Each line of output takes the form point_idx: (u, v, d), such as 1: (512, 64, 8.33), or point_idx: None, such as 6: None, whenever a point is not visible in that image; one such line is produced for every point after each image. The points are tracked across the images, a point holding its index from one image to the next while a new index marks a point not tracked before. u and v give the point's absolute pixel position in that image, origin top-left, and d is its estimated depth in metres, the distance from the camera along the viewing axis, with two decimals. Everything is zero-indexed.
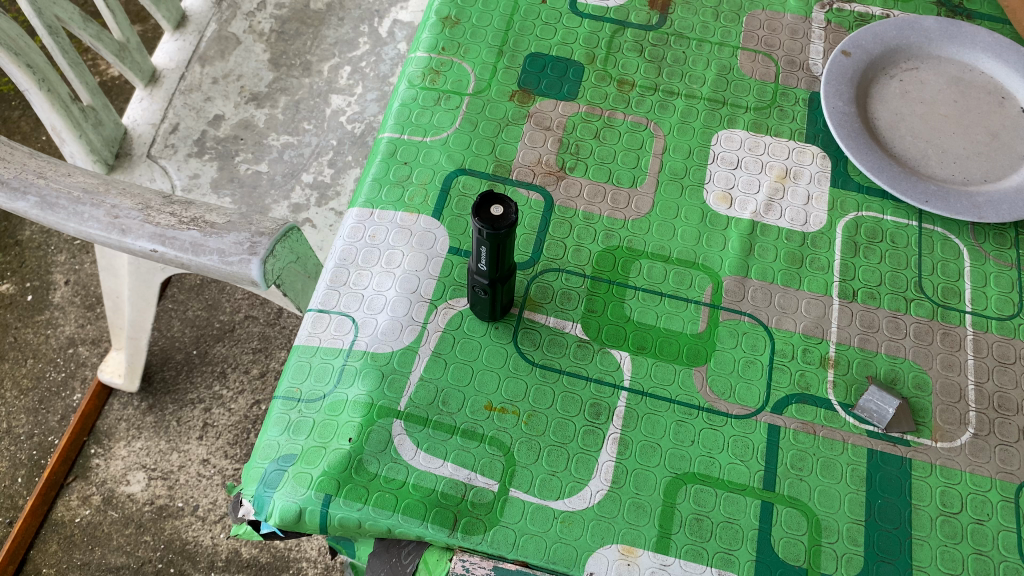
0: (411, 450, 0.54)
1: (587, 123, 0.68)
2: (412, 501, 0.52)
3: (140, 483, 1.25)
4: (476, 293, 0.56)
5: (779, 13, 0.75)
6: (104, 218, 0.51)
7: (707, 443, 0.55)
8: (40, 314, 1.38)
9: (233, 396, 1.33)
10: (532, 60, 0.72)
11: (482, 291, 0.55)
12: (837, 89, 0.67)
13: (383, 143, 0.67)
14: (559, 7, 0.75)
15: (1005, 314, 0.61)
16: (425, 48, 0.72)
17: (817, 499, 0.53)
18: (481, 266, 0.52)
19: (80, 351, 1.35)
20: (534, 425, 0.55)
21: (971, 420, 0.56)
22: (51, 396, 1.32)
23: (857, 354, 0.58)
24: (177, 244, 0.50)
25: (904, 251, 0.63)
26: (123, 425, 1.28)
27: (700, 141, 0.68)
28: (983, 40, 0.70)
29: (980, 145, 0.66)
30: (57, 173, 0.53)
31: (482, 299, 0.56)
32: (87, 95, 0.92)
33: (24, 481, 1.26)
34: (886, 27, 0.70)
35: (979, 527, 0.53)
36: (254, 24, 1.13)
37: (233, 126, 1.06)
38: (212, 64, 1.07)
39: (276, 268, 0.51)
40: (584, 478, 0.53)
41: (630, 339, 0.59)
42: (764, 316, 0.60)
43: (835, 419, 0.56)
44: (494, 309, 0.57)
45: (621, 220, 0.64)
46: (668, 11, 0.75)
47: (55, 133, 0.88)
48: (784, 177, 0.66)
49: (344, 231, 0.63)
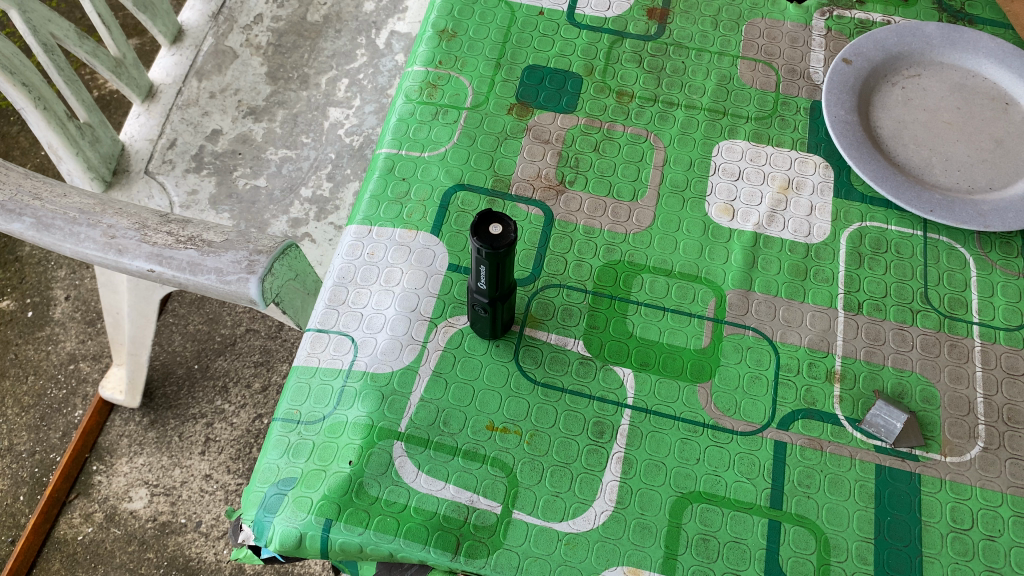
0: (412, 472, 0.53)
1: (586, 136, 0.68)
2: (414, 525, 0.51)
3: (142, 499, 1.24)
4: (476, 311, 0.55)
5: (778, 21, 0.75)
6: (101, 238, 0.50)
7: (712, 460, 0.54)
8: (41, 330, 1.38)
9: (235, 410, 1.32)
10: (530, 72, 0.71)
11: (482, 309, 0.54)
12: (839, 97, 0.66)
13: (381, 158, 0.66)
14: (556, 18, 0.74)
15: (1014, 325, 0.60)
16: (422, 62, 0.72)
17: (825, 517, 0.52)
18: (481, 284, 0.51)
19: (81, 367, 1.34)
20: (536, 445, 0.54)
21: (981, 433, 0.55)
22: (52, 413, 1.31)
23: (864, 367, 0.58)
24: (174, 264, 0.50)
25: (910, 262, 0.62)
26: (124, 441, 1.27)
27: (701, 152, 0.67)
28: (986, 46, 0.70)
29: (985, 153, 0.65)
30: (53, 194, 0.52)
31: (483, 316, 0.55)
32: (84, 111, 0.91)
33: (26, 499, 1.25)
34: (887, 33, 0.70)
35: (990, 543, 0.52)
36: (251, 37, 1.12)
37: (230, 141, 1.05)
38: (209, 79, 1.06)
39: (274, 286, 0.51)
40: (588, 499, 0.52)
41: (632, 354, 0.58)
42: (768, 330, 0.59)
43: (842, 435, 0.55)
44: (495, 326, 0.56)
45: (622, 234, 0.63)
46: (667, 21, 0.75)
47: (52, 151, 0.87)
48: (787, 188, 0.65)
49: (342, 248, 0.62)
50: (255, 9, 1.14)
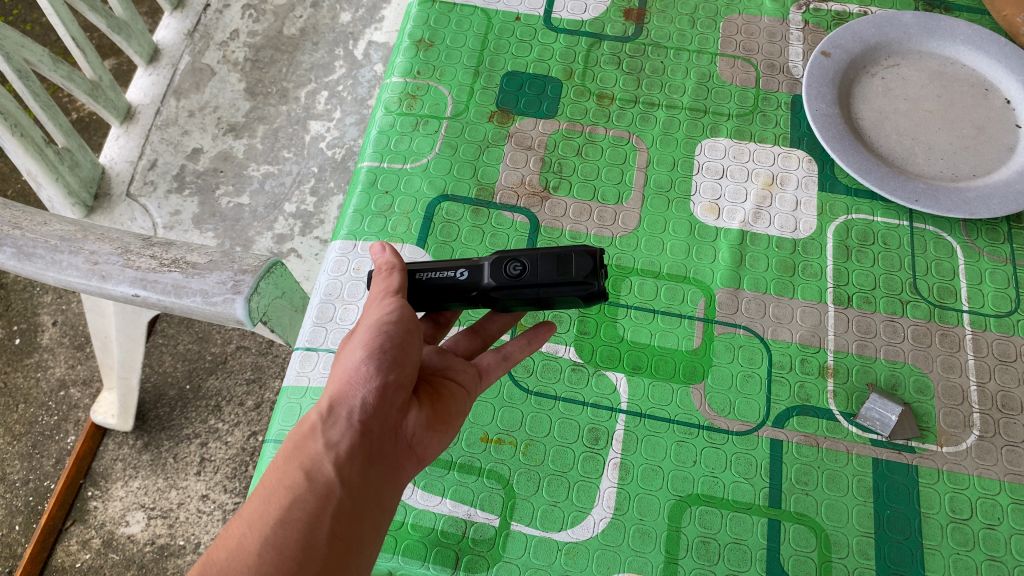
0: (408, 489, 0.53)
1: (568, 141, 0.67)
2: (412, 541, 0.51)
3: (140, 523, 1.19)
4: (543, 292, 0.45)
5: (755, 16, 0.75)
6: (83, 265, 0.49)
7: (709, 462, 0.54)
8: (30, 357, 1.32)
9: (229, 429, 1.27)
10: (510, 79, 0.71)
11: (510, 265, 0.45)
12: (819, 91, 0.66)
13: (363, 172, 0.66)
14: (534, 23, 0.74)
15: (1003, 311, 0.60)
16: (400, 73, 0.71)
17: (825, 514, 0.52)
18: (449, 272, 0.47)
19: (72, 392, 1.29)
20: (532, 454, 0.54)
21: (976, 422, 0.55)
22: (45, 441, 1.26)
23: (856, 361, 0.58)
24: (159, 288, 0.49)
25: (897, 252, 0.62)
26: (119, 465, 1.22)
27: (684, 152, 0.67)
28: (963, 33, 0.69)
29: (967, 140, 0.65)
30: (33, 222, 0.51)
31: (534, 276, 0.45)
32: (61, 136, 0.88)
33: (22, 529, 1.20)
34: (864, 24, 0.69)
35: (991, 532, 0.51)
36: (227, 53, 1.10)
37: (211, 158, 1.06)
38: (188, 97, 1.05)
39: (261, 305, 0.50)
40: (586, 507, 0.52)
41: (624, 359, 0.58)
42: (759, 327, 0.59)
43: (837, 430, 0.55)
44: (559, 256, 0.45)
45: (609, 237, 0.63)
46: (644, 21, 0.74)
47: (31, 178, 0.84)
48: (771, 183, 0.65)
49: (328, 264, 0.62)
50: (230, 25, 1.11)
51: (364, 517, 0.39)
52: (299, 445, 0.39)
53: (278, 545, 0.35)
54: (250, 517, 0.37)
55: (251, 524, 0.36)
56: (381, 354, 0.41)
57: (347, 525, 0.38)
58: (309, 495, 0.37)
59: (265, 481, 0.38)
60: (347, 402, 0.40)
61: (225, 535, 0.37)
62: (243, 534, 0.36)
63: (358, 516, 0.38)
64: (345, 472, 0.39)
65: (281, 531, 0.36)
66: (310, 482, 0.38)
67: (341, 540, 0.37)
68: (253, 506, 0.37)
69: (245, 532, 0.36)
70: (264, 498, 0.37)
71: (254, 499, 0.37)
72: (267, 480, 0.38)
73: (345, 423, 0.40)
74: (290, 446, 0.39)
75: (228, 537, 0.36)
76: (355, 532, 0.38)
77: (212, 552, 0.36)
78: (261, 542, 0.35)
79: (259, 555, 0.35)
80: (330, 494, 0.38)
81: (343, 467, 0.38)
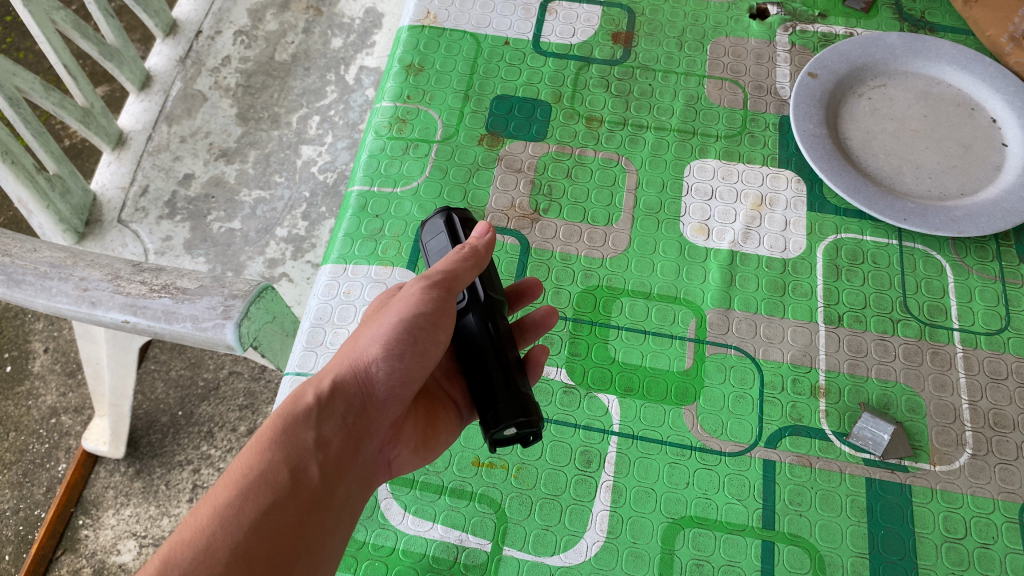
0: (399, 514, 0.52)
1: (557, 163, 0.68)
2: (403, 567, 0.51)
3: (131, 552, 1.17)
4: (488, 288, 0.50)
5: (742, 39, 0.75)
6: (73, 291, 0.49)
7: (702, 484, 0.54)
8: (21, 385, 1.31)
9: (221, 455, 1.25)
10: (499, 102, 0.71)
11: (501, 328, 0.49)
12: (807, 112, 0.66)
13: (353, 196, 0.66)
14: (522, 47, 0.75)
15: (994, 329, 0.60)
16: (390, 98, 0.71)
17: (819, 534, 0.52)
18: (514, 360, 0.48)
19: (63, 420, 1.28)
20: (524, 478, 0.54)
21: (968, 440, 0.55)
22: (36, 469, 1.25)
23: (848, 380, 0.57)
24: (149, 313, 0.48)
25: (887, 271, 0.62)
26: (110, 493, 1.20)
27: (673, 172, 0.67)
28: (948, 53, 0.70)
29: (954, 159, 0.65)
30: (23, 249, 0.50)
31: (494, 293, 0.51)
32: (53, 163, 0.88)
33: (12, 559, 1.18)
34: (851, 45, 0.70)
35: (986, 551, 0.51)
36: (219, 79, 1.10)
37: (203, 184, 1.05)
38: (179, 123, 1.05)
39: (252, 330, 0.50)
40: (579, 531, 0.52)
41: (616, 380, 0.57)
42: (750, 347, 0.59)
43: (830, 449, 0.55)
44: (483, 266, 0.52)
45: (599, 259, 0.63)
46: (632, 44, 0.75)
47: (21, 206, 0.83)
48: (760, 204, 0.65)
49: (318, 288, 0.62)
50: (222, 51, 1.11)
51: (335, 528, 0.43)
52: (288, 438, 0.42)
53: (249, 552, 0.39)
54: (224, 511, 0.39)
55: (224, 523, 0.39)
56: (395, 360, 0.46)
57: (319, 536, 0.41)
58: (289, 500, 0.41)
59: (243, 464, 0.41)
60: (344, 401, 0.45)
61: (193, 521, 0.39)
62: (214, 529, 0.39)
63: (328, 529, 0.42)
64: (326, 479, 0.43)
65: (255, 536, 0.39)
66: (294, 486, 0.41)
67: (312, 551, 0.41)
68: (229, 498, 0.40)
69: (215, 530, 0.39)
70: (244, 489, 0.40)
71: (230, 489, 0.40)
72: (247, 466, 0.41)
73: (335, 426, 0.44)
74: (277, 437, 0.42)
75: (196, 525, 0.39)
76: (326, 544, 0.42)
77: (176, 542, 0.38)
78: (233, 546, 0.38)
79: (228, 563, 0.38)
80: (311, 502, 0.42)
81: (326, 473, 0.43)
